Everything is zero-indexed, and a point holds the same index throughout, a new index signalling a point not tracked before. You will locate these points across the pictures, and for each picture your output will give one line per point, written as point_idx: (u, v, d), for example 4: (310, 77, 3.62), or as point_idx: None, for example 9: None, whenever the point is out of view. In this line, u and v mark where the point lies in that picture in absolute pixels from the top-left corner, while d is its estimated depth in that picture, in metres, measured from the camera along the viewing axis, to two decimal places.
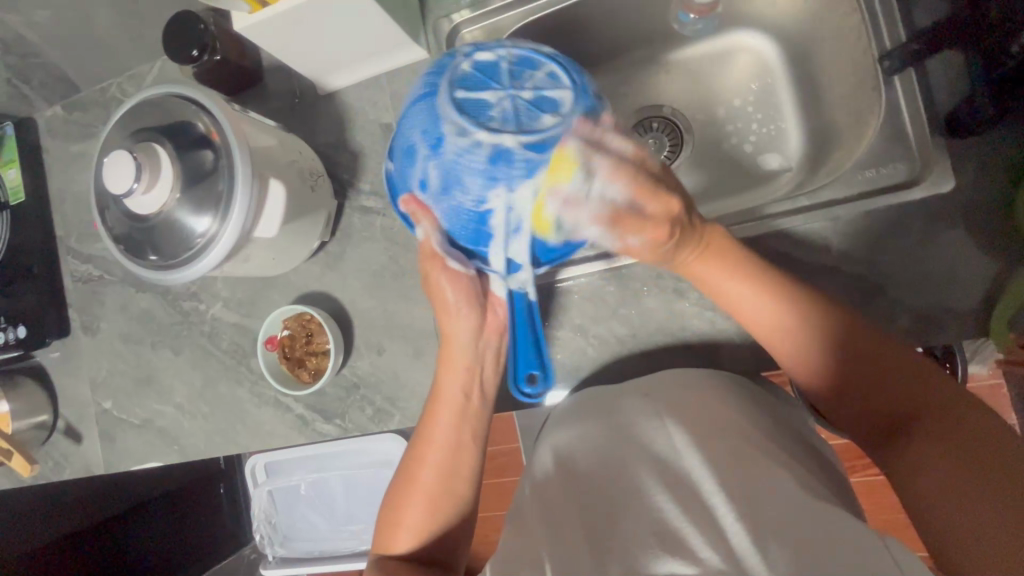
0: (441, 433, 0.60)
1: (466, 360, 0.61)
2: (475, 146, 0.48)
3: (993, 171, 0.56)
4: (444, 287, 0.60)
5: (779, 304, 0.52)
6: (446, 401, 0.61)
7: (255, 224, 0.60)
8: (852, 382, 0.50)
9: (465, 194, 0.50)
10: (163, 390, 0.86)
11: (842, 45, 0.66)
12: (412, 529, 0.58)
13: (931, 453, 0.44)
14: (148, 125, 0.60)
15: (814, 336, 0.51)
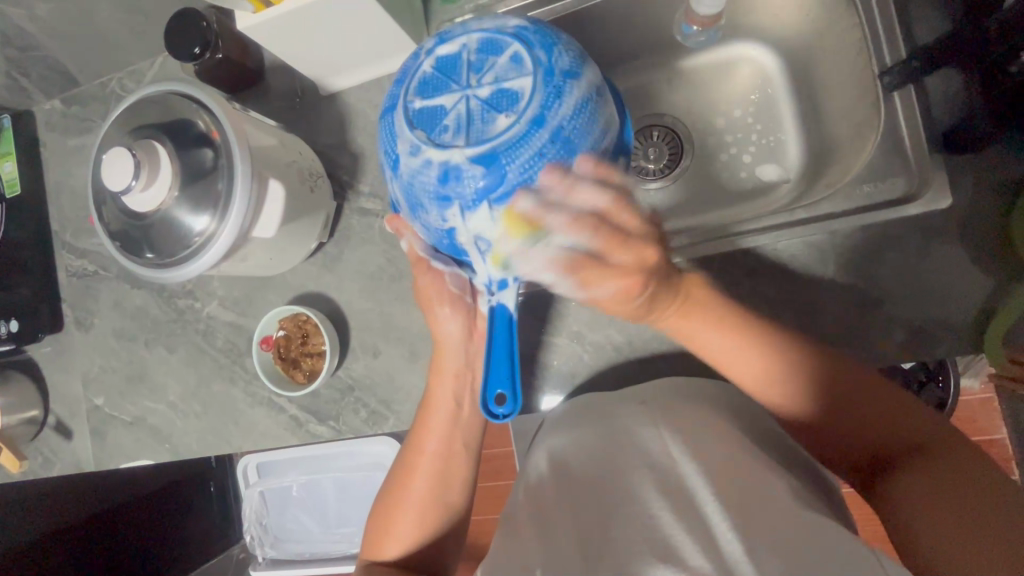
0: (432, 442, 0.60)
1: (455, 364, 0.61)
2: (425, 164, 0.47)
3: (989, 188, 0.56)
4: (435, 289, 0.61)
5: (761, 348, 0.53)
6: (436, 409, 0.61)
7: (253, 223, 0.60)
8: (836, 423, 0.51)
9: (427, 213, 0.50)
10: (156, 387, 0.86)
11: (841, 58, 0.67)
12: (404, 536, 0.59)
13: (918, 480, 0.46)
14: (148, 122, 0.60)
15: (797, 383, 0.52)
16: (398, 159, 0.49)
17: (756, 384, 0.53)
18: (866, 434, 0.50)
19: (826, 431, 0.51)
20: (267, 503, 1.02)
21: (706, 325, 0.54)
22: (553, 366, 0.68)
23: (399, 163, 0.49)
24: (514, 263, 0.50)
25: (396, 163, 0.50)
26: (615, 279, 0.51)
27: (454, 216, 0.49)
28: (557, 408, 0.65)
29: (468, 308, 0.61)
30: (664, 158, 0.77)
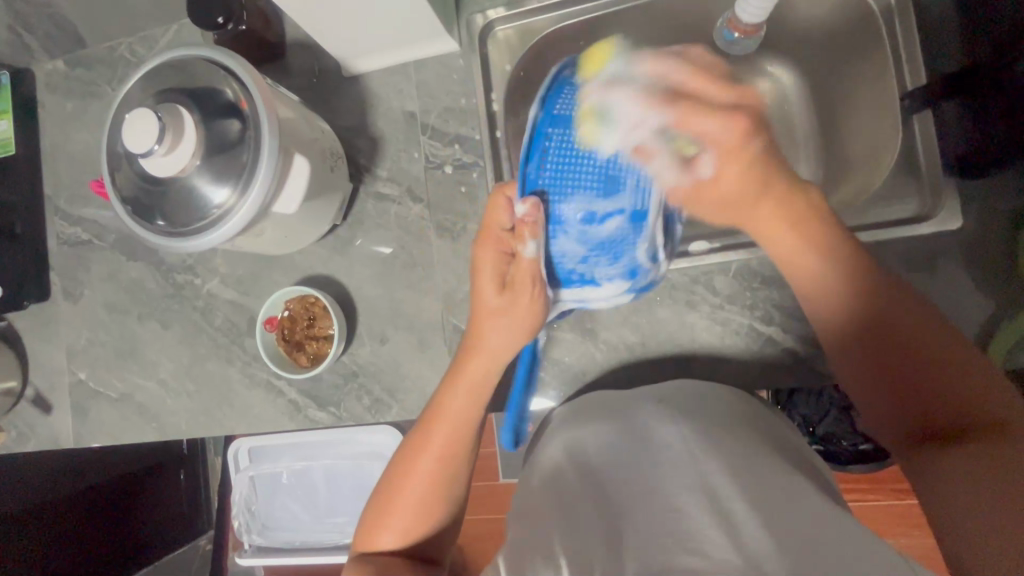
0: (440, 443, 0.57)
1: (480, 373, 0.58)
2: (644, 242, 0.54)
3: (997, 213, 0.59)
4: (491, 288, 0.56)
5: (809, 229, 0.51)
6: (448, 413, 0.58)
7: (274, 199, 0.59)
8: (883, 353, 0.48)
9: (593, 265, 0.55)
10: (147, 363, 0.83)
11: (860, 79, 0.69)
12: (397, 531, 0.56)
13: (971, 463, 0.41)
14: (172, 86, 0.58)
15: (844, 275, 0.50)
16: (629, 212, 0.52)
17: (813, 279, 0.51)
18: (944, 392, 0.45)
19: (881, 362, 0.48)
20: (256, 490, 0.99)
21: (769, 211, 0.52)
22: (566, 362, 0.68)
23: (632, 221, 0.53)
24: (610, 118, 0.53)
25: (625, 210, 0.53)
26: (719, 119, 0.51)
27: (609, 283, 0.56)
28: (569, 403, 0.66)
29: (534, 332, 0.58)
30: None
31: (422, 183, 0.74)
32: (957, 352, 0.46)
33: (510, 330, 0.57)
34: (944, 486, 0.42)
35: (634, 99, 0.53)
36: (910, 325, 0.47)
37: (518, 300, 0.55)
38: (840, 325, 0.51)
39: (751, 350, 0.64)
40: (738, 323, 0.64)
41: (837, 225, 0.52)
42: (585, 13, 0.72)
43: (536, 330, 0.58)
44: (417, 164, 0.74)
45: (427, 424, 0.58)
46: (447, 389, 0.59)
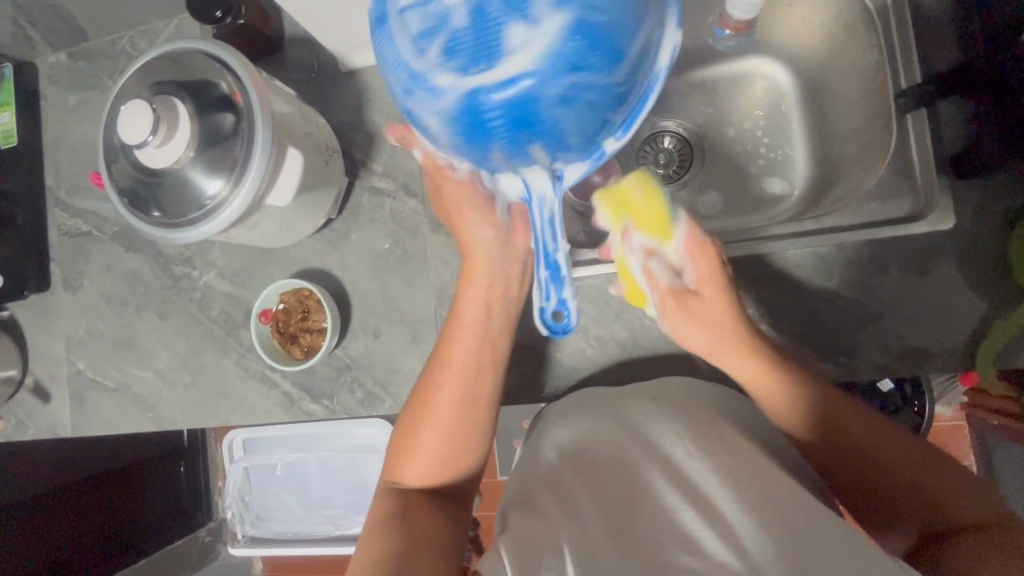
0: (460, 352, 0.59)
1: (490, 270, 0.60)
2: (563, 94, 0.41)
3: (990, 213, 0.59)
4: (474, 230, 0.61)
5: (772, 382, 0.55)
6: (465, 320, 0.60)
7: (268, 191, 0.59)
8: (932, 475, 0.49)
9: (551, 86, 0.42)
10: (144, 354, 0.84)
11: (855, 79, 0.68)
12: (429, 463, 0.57)
13: (975, 548, 0.44)
14: (167, 78, 0.59)
15: (800, 404, 0.54)
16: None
17: (778, 408, 0.55)
18: (907, 487, 0.49)
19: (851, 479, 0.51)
20: (250, 481, 1.01)
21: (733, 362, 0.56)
22: (557, 357, 0.68)
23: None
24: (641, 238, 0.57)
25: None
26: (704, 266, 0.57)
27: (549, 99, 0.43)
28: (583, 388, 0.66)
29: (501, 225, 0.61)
30: (674, 163, 0.79)
31: (417, 179, 0.74)
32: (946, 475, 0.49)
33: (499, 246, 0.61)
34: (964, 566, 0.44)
35: None
36: (879, 457, 0.51)
37: (465, 232, 0.62)
38: (806, 433, 0.54)
39: None
40: None
41: (812, 381, 0.55)
42: None
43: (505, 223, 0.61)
44: (412, 159, 0.74)
45: (446, 336, 0.60)
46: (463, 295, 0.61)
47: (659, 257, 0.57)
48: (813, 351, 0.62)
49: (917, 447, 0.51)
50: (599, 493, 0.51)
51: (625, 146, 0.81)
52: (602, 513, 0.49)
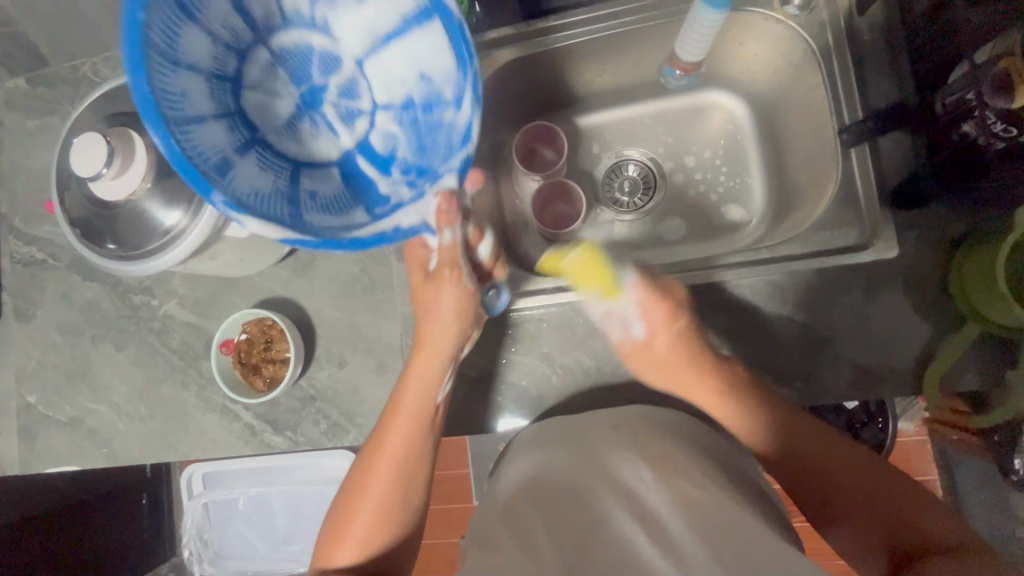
0: (398, 436, 0.59)
1: (435, 366, 0.61)
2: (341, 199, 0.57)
3: (931, 243, 0.61)
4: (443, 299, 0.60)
5: (750, 402, 0.58)
6: (405, 411, 0.60)
7: (228, 221, 0.59)
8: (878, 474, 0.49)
9: (310, 88, 0.60)
10: (98, 386, 0.81)
11: (805, 112, 0.71)
12: (358, 538, 0.56)
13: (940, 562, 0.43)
14: (123, 111, 0.58)
15: (768, 425, 0.57)
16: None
17: (733, 421, 0.59)
18: (873, 508, 0.50)
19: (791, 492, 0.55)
20: (211, 516, 0.97)
21: (701, 399, 0.60)
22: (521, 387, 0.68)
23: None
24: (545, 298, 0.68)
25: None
26: (651, 310, 0.62)
27: (294, 100, 0.59)
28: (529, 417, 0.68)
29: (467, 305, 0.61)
30: (638, 191, 0.82)
31: None
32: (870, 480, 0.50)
33: (435, 353, 0.61)
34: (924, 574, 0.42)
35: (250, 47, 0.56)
36: (842, 471, 0.53)
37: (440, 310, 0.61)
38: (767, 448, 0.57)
39: None
40: None
41: (791, 410, 0.58)
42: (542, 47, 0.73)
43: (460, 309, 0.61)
44: None
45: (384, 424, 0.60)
46: (402, 392, 0.61)
47: (618, 315, 0.64)
48: (770, 377, 0.63)
49: (912, 492, 0.50)
50: (553, 519, 0.52)
51: (590, 174, 0.84)
52: (565, 537, 0.49)
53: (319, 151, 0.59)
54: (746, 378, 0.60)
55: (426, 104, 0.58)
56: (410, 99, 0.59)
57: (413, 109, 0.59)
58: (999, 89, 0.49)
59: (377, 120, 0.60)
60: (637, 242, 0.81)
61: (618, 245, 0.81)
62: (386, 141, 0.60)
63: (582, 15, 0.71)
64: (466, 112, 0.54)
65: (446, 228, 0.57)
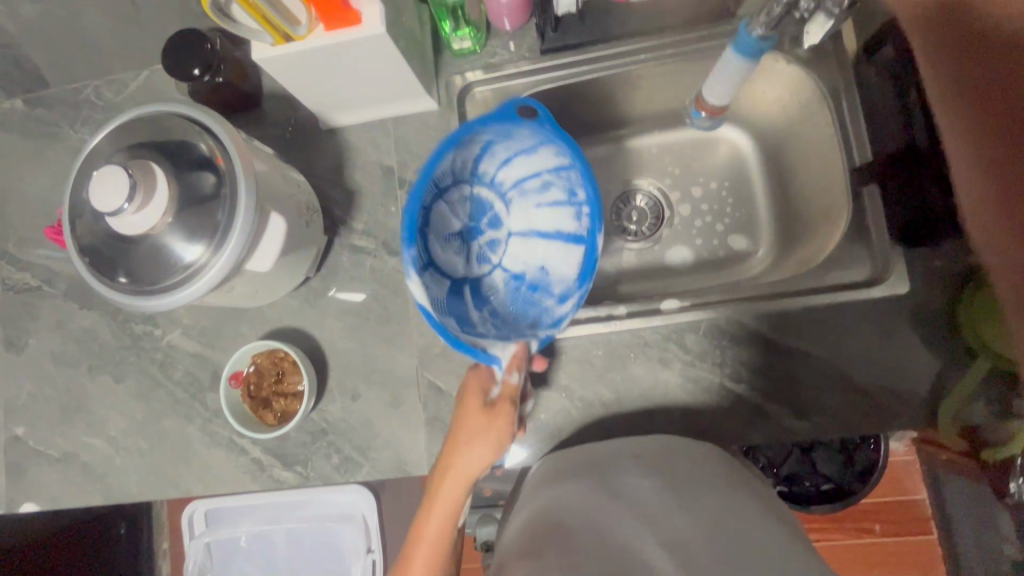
0: (437, 523, 0.60)
1: (460, 491, 0.60)
2: (449, 299, 0.66)
3: (941, 277, 0.63)
4: (489, 425, 0.60)
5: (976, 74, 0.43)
6: (426, 538, 0.59)
7: (249, 255, 0.57)
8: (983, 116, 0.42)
9: (479, 232, 0.72)
10: (95, 420, 0.78)
11: (813, 148, 0.73)
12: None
13: None
14: (141, 142, 0.57)
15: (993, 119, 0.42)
16: (519, 192, 0.71)
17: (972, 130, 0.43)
18: None
19: None
20: (210, 557, 0.92)
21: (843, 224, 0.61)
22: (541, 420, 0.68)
23: (495, 148, 0.67)
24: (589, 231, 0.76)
25: (521, 192, 0.71)
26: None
27: (460, 224, 0.71)
28: (548, 458, 0.66)
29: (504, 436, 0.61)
30: (646, 220, 0.83)
31: (398, 238, 0.74)
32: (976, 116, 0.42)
33: (474, 453, 0.59)
34: None
35: (471, 166, 0.68)
36: None
37: (480, 428, 0.60)
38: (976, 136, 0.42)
39: (720, 407, 0.66)
40: (707, 380, 0.66)
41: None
42: (556, 81, 0.74)
43: (502, 441, 0.60)
44: (393, 218, 0.74)
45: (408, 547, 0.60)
46: (440, 483, 0.60)
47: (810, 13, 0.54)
48: (787, 410, 0.64)
49: None
50: (570, 548, 0.49)
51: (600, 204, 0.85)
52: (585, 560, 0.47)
53: (444, 260, 0.68)
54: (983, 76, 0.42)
55: (534, 283, 0.71)
56: (526, 273, 0.72)
57: (524, 283, 0.71)
58: None
59: (497, 274, 0.72)
60: (646, 271, 0.82)
61: (628, 274, 0.82)
62: (492, 287, 0.71)
63: (596, 52, 0.72)
64: (566, 307, 0.64)
65: (515, 369, 0.61)
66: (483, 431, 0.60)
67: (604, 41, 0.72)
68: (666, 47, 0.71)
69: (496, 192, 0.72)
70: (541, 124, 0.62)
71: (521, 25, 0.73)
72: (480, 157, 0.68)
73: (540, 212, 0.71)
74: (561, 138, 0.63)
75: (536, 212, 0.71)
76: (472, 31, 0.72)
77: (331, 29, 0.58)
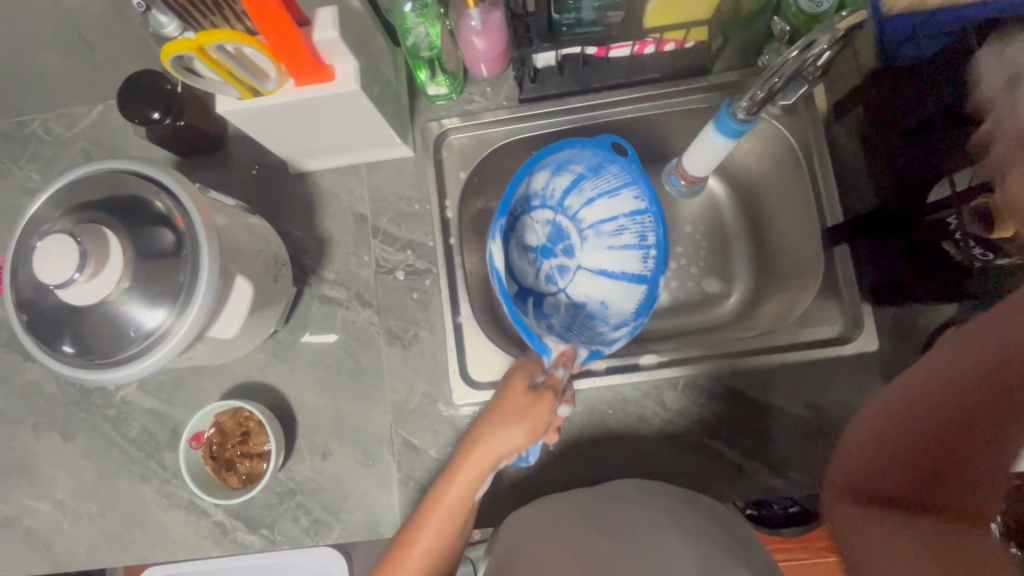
0: (454, 494, 0.54)
1: (482, 471, 0.54)
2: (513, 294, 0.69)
3: (907, 336, 0.65)
4: (533, 409, 0.56)
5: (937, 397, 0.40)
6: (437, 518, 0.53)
7: (214, 317, 0.54)
8: (953, 380, 0.41)
9: (553, 255, 0.76)
10: (39, 482, 0.72)
11: (787, 200, 0.73)
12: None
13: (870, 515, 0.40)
14: (91, 202, 0.53)
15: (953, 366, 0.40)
16: (595, 232, 0.75)
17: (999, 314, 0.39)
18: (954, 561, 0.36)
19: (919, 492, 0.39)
20: None
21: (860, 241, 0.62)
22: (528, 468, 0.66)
23: (584, 182, 0.72)
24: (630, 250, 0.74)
25: (597, 231, 0.75)
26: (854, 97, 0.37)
27: (538, 241, 0.76)
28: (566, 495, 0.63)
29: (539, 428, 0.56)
30: None
31: (372, 288, 0.71)
32: (919, 490, 0.40)
33: (508, 432, 0.54)
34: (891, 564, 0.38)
35: (562, 187, 0.74)
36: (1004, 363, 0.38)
37: (525, 407, 0.56)
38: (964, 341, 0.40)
39: (697, 464, 0.66)
40: (685, 436, 0.66)
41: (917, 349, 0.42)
42: (533, 130, 0.74)
43: (538, 431, 0.56)
44: (366, 268, 0.72)
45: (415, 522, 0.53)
46: (462, 454, 0.55)
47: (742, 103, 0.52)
48: (763, 466, 0.65)
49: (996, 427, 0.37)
50: None
51: None
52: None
53: (517, 267, 0.74)
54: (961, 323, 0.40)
55: (592, 313, 0.74)
56: (585, 303, 0.75)
57: (581, 311, 0.74)
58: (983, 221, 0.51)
59: (559, 298, 0.75)
60: None
61: None
62: (552, 306, 0.74)
63: (572, 104, 0.72)
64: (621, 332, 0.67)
65: (561, 365, 0.61)
66: (527, 413, 0.56)
67: (585, 92, 0.71)
68: (642, 102, 0.72)
69: (578, 220, 0.75)
70: (625, 164, 0.68)
71: (498, 72, 0.72)
72: (569, 186, 0.73)
73: (610, 254, 0.74)
74: (643, 180, 0.68)
75: (606, 252, 0.74)
76: (449, 79, 0.70)
77: (301, 84, 0.55)
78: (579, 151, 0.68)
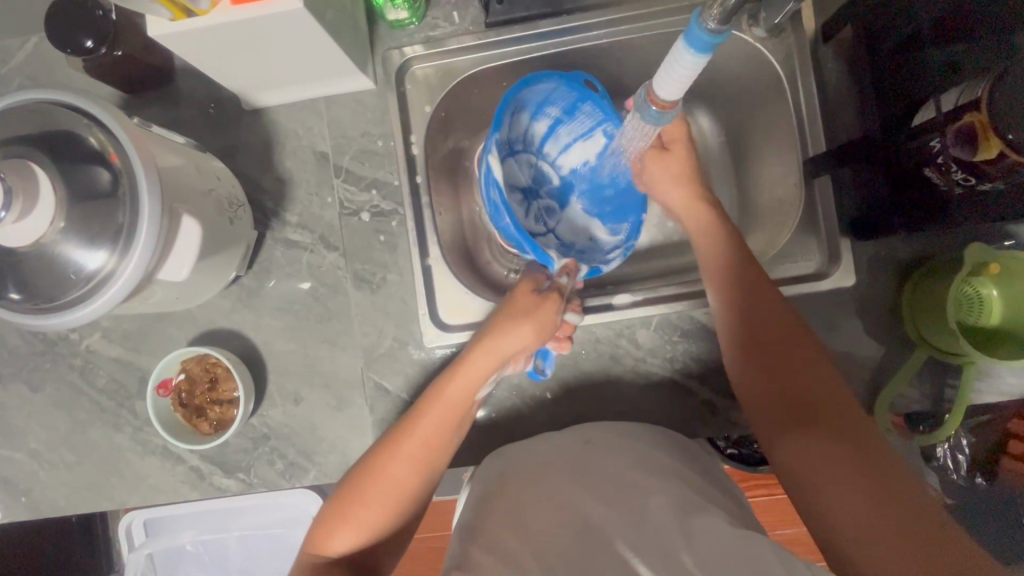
0: (457, 388, 0.55)
1: (489, 365, 0.56)
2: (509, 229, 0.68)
3: (886, 268, 0.64)
4: (541, 308, 0.58)
5: (734, 313, 0.56)
6: (440, 405, 0.54)
7: (162, 259, 0.52)
8: (752, 328, 0.54)
9: (537, 197, 0.74)
10: (11, 433, 0.71)
11: (771, 132, 0.69)
12: (397, 480, 0.51)
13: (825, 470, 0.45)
14: (14, 136, 0.49)
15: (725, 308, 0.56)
16: (574, 175, 0.74)
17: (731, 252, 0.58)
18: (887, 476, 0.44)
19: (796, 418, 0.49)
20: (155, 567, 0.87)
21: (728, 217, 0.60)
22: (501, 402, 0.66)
23: (559, 127, 0.71)
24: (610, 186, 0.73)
25: (576, 176, 0.74)
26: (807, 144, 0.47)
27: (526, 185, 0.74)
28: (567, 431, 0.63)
29: (544, 333, 0.58)
30: None
31: (337, 231, 0.69)
32: (792, 425, 0.49)
33: (517, 330, 0.56)
34: (841, 516, 0.43)
35: (543, 128, 0.72)
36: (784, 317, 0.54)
37: (535, 307, 0.58)
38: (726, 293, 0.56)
39: (669, 400, 0.66)
40: (660, 374, 0.66)
41: (728, 268, 0.57)
42: (502, 58, 0.69)
43: (546, 332, 0.58)
44: (330, 210, 0.69)
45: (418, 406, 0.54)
46: (470, 351, 0.56)
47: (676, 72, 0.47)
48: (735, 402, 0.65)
49: (799, 337, 0.53)
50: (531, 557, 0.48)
51: None
52: (552, 548, 0.48)
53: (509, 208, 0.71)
54: (734, 263, 0.57)
55: (582, 250, 0.73)
56: (574, 241, 0.73)
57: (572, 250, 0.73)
58: (964, 142, 0.49)
59: (549, 237, 0.73)
60: None
61: None
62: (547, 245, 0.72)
63: (542, 28, 0.67)
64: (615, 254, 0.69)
65: (565, 275, 0.61)
66: (540, 315, 0.58)
67: (556, 15, 0.67)
68: (619, 24, 0.67)
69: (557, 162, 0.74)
70: (598, 101, 0.66)
71: None
72: (547, 130, 0.72)
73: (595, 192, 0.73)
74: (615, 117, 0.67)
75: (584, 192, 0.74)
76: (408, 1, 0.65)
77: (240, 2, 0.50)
78: (556, 88, 0.67)
